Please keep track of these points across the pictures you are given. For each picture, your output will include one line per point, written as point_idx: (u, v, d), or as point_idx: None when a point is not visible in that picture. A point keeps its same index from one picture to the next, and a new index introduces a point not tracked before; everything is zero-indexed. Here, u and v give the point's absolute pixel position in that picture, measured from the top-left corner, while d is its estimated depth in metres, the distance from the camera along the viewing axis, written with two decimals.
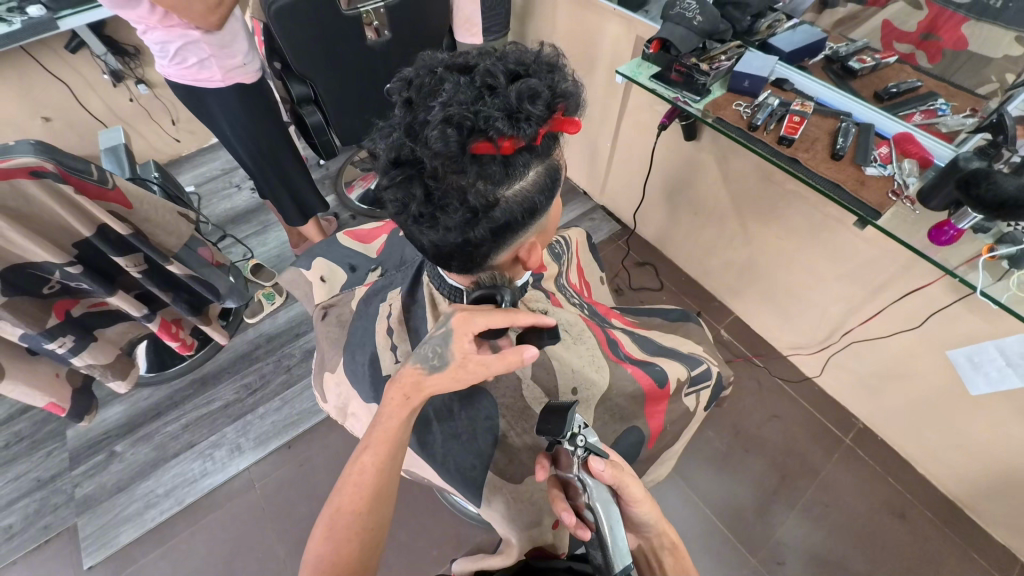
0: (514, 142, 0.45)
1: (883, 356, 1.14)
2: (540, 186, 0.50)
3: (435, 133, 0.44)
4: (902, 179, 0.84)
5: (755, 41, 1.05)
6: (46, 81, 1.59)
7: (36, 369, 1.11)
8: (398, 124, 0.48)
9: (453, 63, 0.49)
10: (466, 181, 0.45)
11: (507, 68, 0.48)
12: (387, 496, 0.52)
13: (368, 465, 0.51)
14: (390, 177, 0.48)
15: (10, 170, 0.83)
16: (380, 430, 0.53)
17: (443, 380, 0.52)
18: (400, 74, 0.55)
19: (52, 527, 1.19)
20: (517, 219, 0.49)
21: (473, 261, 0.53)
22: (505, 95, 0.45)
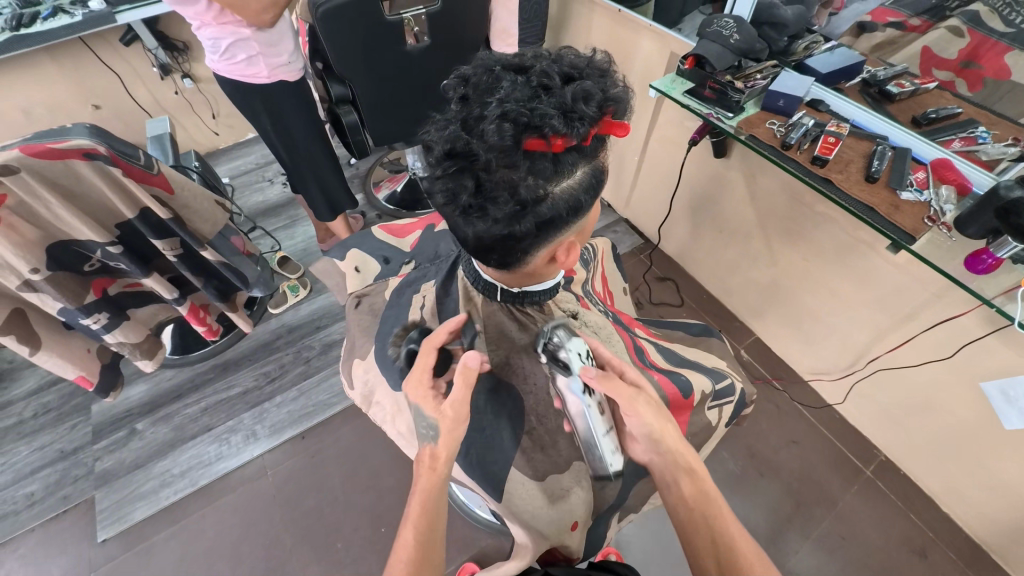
0: (566, 140, 0.47)
1: (909, 386, 1.11)
2: (586, 185, 0.51)
3: (491, 127, 0.45)
4: (938, 206, 0.83)
5: (789, 63, 1.06)
6: (100, 71, 1.67)
7: (70, 344, 1.15)
8: (453, 117, 0.50)
9: (509, 62, 0.51)
10: (518, 175, 0.46)
11: (562, 70, 0.50)
12: (429, 566, 0.52)
13: (408, 539, 0.53)
14: (442, 169, 0.49)
15: (65, 151, 0.88)
16: (415, 506, 0.55)
17: (449, 440, 0.57)
18: (455, 72, 0.56)
19: (70, 499, 1.22)
20: (562, 216, 0.50)
21: (513, 255, 0.53)
22: (560, 95, 0.47)
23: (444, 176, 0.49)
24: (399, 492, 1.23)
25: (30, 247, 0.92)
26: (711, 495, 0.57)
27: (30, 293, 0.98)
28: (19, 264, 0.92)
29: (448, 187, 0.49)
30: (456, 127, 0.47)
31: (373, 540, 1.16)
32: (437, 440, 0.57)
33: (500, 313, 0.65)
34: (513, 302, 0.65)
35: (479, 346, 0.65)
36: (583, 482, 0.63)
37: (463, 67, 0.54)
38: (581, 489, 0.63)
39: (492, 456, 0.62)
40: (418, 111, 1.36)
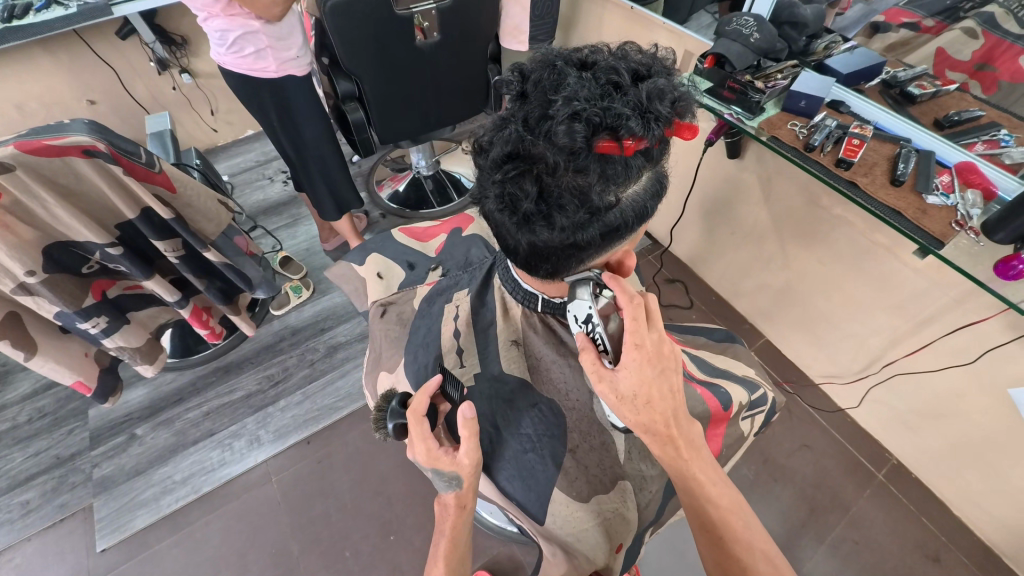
0: (640, 142, 0.44)
1: (925, 391, 1.10)
2: (651, 191, 0.49)
3: (562, 127, 0.43)
4: (965, 211, 0.81)
5: (810, 63, 1.04)
6: (96, 65, 1.62)
7: (67, 348, 1.11)
8: (512, 117, 0.47)
9: (573, 58, 0.49)
10: (587, 180, 0.44)
11: (630, 67, 0.48)
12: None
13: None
14: (500, 172, 0.47)
15: (64, 147, 0.84)
16: (443, 543, 0.54)
17: (470, 481, 0.54)
18: (509, 67, 0.54)
19: (68, 506, 1.19)
20: (628, 224, 0.48)
21: (568, 265, 0.51)
22: (634, 94, 0.45)
23: (504, 180, 0.46)
24: (407, 499, 1.20)
25: (27, 248, 0.88)
26: (719, 515, 0.51)
27: (25, 296, 0.94)
28: (14, 265, 0.87)
29: (507, 191, 0.46)
30: (518, 128, 0.45)
31: (382, 548, 1.13)
32: (460, 485, 0.53)
33: (538, 324, 0.63)
34: (552, 312, 0.63)
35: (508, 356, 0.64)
36: (627, 500, 0.61)
37: (520, 63, 0.52)
38: (621, 506, 0.61)
39: (530, 474, 0.59)
40: (426, 109, 1.33)
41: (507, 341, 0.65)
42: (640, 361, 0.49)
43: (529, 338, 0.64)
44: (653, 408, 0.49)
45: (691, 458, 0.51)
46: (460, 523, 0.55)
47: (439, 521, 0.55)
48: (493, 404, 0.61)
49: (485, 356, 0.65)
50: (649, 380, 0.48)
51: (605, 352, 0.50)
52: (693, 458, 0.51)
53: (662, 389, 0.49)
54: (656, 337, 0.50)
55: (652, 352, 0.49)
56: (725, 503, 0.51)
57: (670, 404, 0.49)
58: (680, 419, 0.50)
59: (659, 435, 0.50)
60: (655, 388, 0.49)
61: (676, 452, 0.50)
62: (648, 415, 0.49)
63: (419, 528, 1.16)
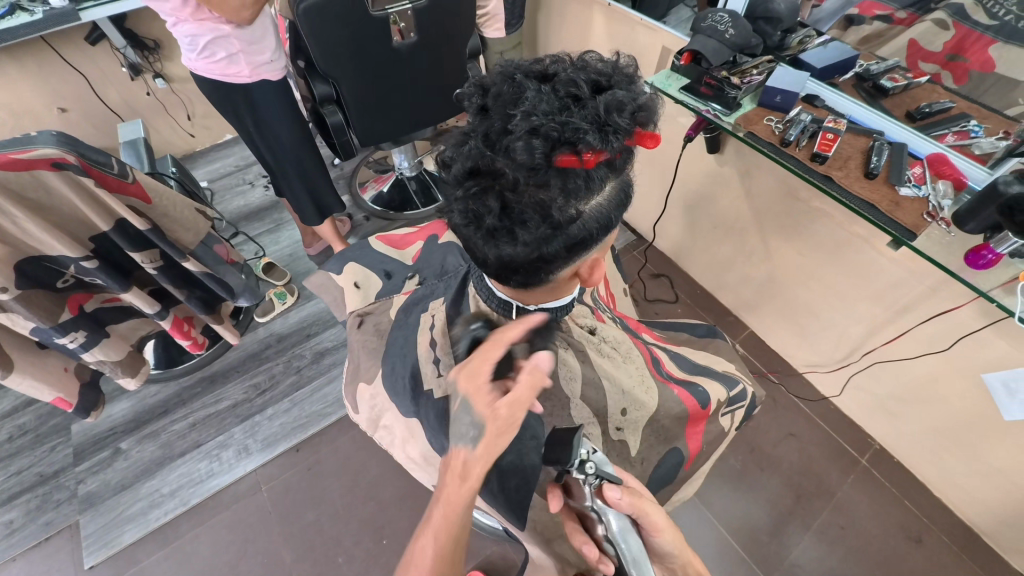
0: (599, 156, 0.44)
1: (904, 377, 1.13)
2: (616, 201, 0.49)
3: (520, 144, 0.43)
4: (936, 202, 0.83)
5: (785, 57, 1.04)
6: (66, 72, 1.58)
7: (45, 364, 1.09)
8: (473, 132, 0.48)
9: (533, 70, 0.48)
10: (548, 194, 0.44)
11: (589, 78, 0.48)
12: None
13: (425, 554, 0.46)
14: (463, 189, 0.47)
15: (32, 161, 0.82)
16: (436, 514, 0.48)
17: (489, 446, 0.49)
18: (470, 79, 0.54)
19: (53, 524, 1.17)
20: (593, 235, 0.48)
21: (535, 277, 0.51)
22: (592, 106, 0.45)
23: (466, 196, 0.47)
24: (400, 501, 1.20)
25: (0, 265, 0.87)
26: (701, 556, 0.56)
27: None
28: None
29: (471, 207, 0.47)
30: (479, 144, 0.45)
31: (375, 553, 1.14)
32: (478, 442, 0.49)
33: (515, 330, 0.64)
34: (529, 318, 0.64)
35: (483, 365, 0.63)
36: None
37: (481, 76, 0.51)
38: None
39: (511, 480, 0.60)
40: (406, 111, 1.32)
41: (483, 349, 0.64)
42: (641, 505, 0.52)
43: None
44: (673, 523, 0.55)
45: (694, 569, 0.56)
46: (465, 498, 0.49)
47: (440, 484, 0.50)
48: None
49: (463, 364, 0.65)
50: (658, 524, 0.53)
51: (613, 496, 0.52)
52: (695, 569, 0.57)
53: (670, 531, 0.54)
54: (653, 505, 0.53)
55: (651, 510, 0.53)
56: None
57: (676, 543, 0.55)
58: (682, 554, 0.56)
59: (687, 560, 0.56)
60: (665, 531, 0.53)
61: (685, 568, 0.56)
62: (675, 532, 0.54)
63: (412, 530, 1.16)
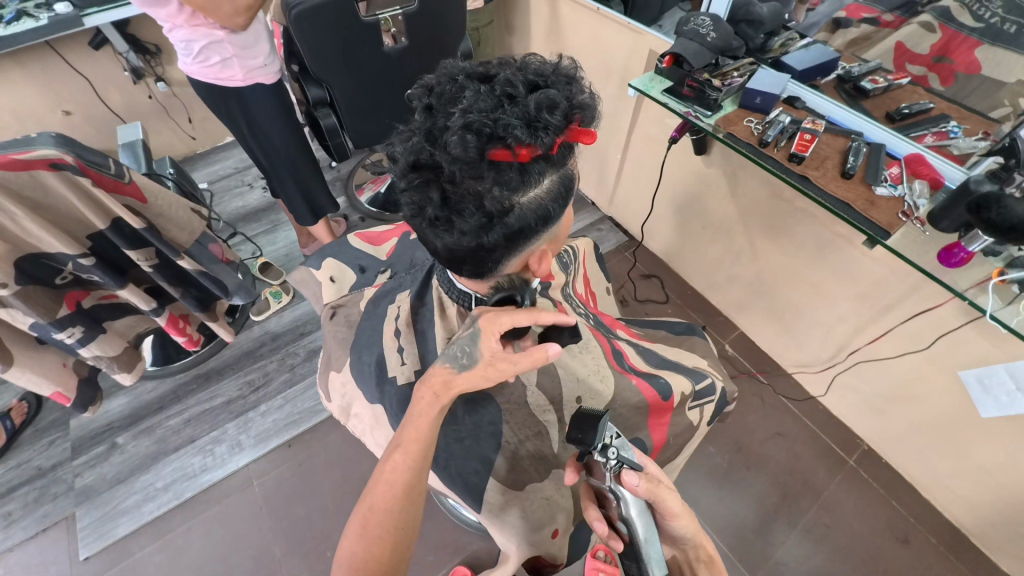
0: (532, 150, 0.46)
1: (889, 377, 1.13)
2: (555, 194, 0.51)
3: (454, 138, 0.45)
4: (911, 201, 0.84)
5: (766, 60, 1.06)
6: (69, 76, 1.62)
7: (44, 359, 1.12)
8: (417, 129, 0.50)
9: (474, 71, 0.50)
10: (483, 186, 0.46)
11: (527, 78, 0.49)
12: (413, 499, 0.50)
13: (397, 467, 0.51)
14: (408, 182, 0.49)
15: (31, 161, 0.85)
16: (410, 429, 0.52)
17: (473, 378, 0.52)
18: (420, 80, 0.56)
19: (50, 516, 1.20)
20: (532, 226, 0.50)
21: (483, 266, 0.54)
22: (524, 104, 0.47)
23: (411, 188, 0.49)
24: None
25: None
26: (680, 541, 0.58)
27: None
28: None
29: (415, 199, 0.49)
30: (420, 140, 0.47)
31: None
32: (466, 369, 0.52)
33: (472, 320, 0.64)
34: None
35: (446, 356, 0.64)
36: (562, 489, 0.65)
37: (428, 77, 0.54)
38: (561, 497, 0.65)
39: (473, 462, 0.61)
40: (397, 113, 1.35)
41: (445, 339, 0.65)
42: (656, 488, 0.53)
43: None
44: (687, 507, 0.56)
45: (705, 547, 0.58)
46: (437, 415, 0.53)
47: (414, 400, 0.54)
48: None
49: (427, 354, 0.66)
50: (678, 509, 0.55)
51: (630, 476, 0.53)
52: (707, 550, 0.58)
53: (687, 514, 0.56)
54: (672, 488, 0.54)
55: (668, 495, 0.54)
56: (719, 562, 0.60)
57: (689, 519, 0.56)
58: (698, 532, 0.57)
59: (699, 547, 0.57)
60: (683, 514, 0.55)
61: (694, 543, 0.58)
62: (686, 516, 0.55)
63: None
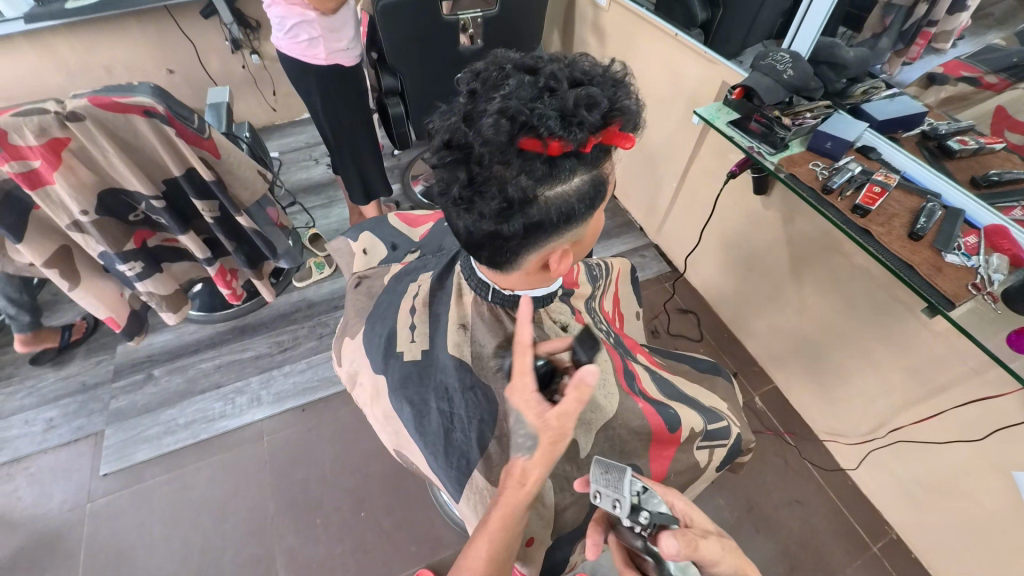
0: (562, 144, 0.46)
1: (930, 465, 1.02)
2: (583, 195, 0.51)
3: (488, 122, 0.45)
4: (985, 274, 0.76)
5: (845, 106, 1.00)
6: (179, 39, 1.79)
7: (106, 286, 1.22)
8: (457, 111, 0.51)
9: (523, 62, 0.51)
10: (509, 173, 0.46)
11: (572, 75, 0.50)
12: (502, 572, 0.50)
13: (479, 554, 0.49)
14: (439, 160, 0.50)
15: (128, 106, 0.93)
16: (494, 517, 0.50)
17: (546, 453, 0.51)
18: (472, 66, 0.57)
19: (83, 429, 1.30)
20: (553, 222, 0.50)
21: (499, 255, 0.54)
22: (564, 97, 0.47)
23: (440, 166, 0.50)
24: (383, 480, 1.23)
25: (84, 190, 0.99)
26: None
27: (77, 232, 1.05)
28: (71, 203, 0.99)
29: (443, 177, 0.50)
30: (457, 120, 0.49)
31: (351, 524, 1.16)
32: (536, 449, 0.51)
33: (487, 314, 0.64)
34: (501, 306, 0.64)
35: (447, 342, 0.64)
36: (546, 500, 0.64)
37: (478, 64, 0.55)
38: (541, 506, 0.64)
39: (458, 452, 0.60)
40: None
41: (457, 325, 0.65)
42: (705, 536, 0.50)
43: (477, 327, 0.64)
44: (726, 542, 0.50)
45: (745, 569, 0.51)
46: (522, 503, 0.51)
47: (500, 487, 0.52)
48: None
49: (435, 338, 0.65)
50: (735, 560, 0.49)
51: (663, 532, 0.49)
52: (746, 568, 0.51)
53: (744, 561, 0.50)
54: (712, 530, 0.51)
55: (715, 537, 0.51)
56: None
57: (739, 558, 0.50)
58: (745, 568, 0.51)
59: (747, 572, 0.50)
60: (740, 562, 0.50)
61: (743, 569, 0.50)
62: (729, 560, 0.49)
63: (389, 509, 1.19)
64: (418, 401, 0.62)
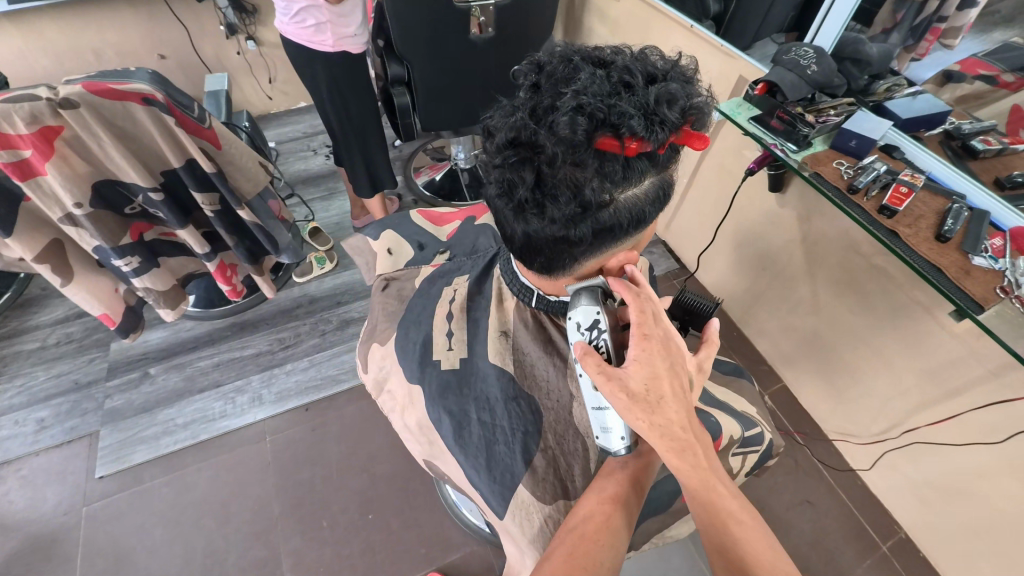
0: (641, 144, 0.48)
1: (943, 466, 1.02)
2: (652, 197, 0.53)
3: (564, 119, 0.46)
4: (1013, 277, 0.75)
5: (868, 103, 0.98)
6: (172, 23, 1.72)
7: (100, 281, 1.17)
8: (521, 106, 0.51)
9: (590, 56, 0.53)
10: (583, 174, 0.48)
11: (645, 71, 0.52)
12: (629, 516, 0.53)
13: (606, 493, 0.54)
14: (503, 158, 0.51)
15: (125, 93, 0.88)
16: (619, 463, 0.57)
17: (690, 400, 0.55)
18: (529, 58, 0.58)
19: (76, 430, 1.25)
20: (621, 225, 0.52)
21: (558, 257, 0.55)
22: (643, 95, 0.49)
23: (505, 165, 0.50)
24: (391, 480, 1.21)
25: (78, 181, 0.94)
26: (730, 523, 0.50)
27: (70, 225, 1.00)
28: (64, 195, 0.93)
29: (507, 176, 0.51)
30: (524, 116, 0.49)
31: (358, 525, 1.14)
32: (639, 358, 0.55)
33: (531, 319, 0.66)
34: (545, 310, 0.67)
35: (489, 349, 0.65)
36: None
37: (540, 57, 0.56)
38: None
39: (499, 466, 0.58)
40: (470, 101, 1.33)
41: (498, 332, 0.67)
42: (646, 354, 0.51)
43: (519, 332, 0.66)
44: (658, 397, 0.50)
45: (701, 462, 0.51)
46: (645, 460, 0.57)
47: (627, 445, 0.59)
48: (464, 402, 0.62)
49: (474, 344, 0.66)
50: (655, 375, 0.50)
51: (608, 355, 0.53)
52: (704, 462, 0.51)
53: (666, 383, 0.51)
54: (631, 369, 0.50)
55: (636, 384, 0.50)
56: (738, 507, 0.51)
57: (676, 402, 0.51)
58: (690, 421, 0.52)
59: (676, 439, 0.50)
60: (661, 383, 0.51)
61: (694, 457, 0.51)
62: (641, 411, 0.49)
63: (397, 511, 1.16)
64: (457, 411, 0.61)
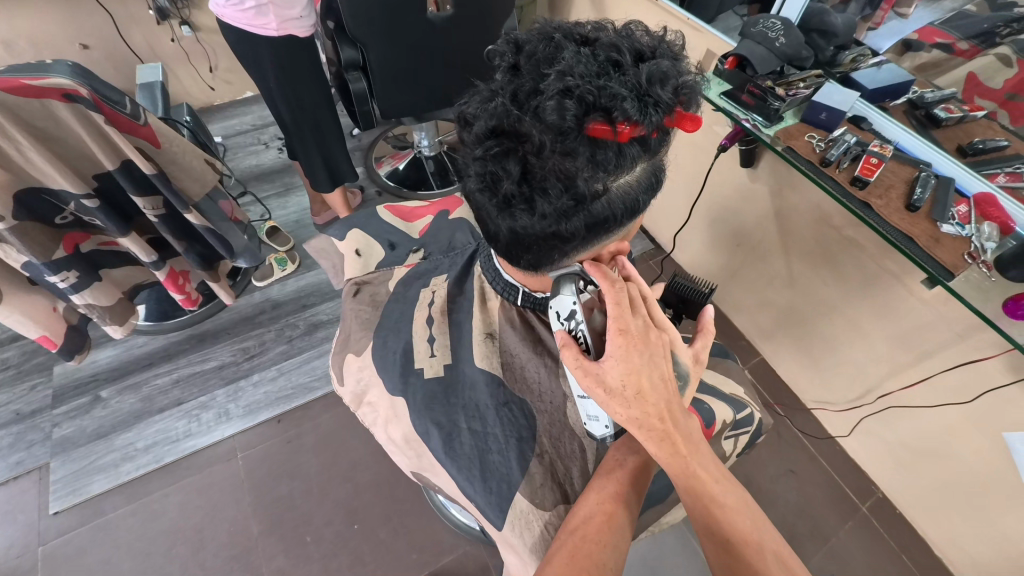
0: (635, 129, 0.45)
1: (914, 426, 1.07)
2: (646, 184, 0.50)
3: (551, 103, 0.43)
4: (978, 243, 0.75)
5: (835, 74, 0.97)
6: (92, 9, 1.55)
7: (34, 301, 1.06)
8: (500, 90, 0.48)
9: (573, 33, 0.50)
10: (575, 163, 0.44)
11: (633, 48, 0.49)
12: (630, 514, 0.51)
13: (607, 492, 0.52)
14: (484, 148, 0.47)
15: (42, 89, 0.78)
16: (614, 457, 0.55)
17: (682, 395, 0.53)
18: (505, 36, 0.54)
19: (23, 464, 1.15)
20: (615, 216, 0.49)
21: (548, 253, 0.52)
22: (634, 75, 0.46)
23: (487, 156, 0.47)
24: (376, 487, 1.16)
25: None
26: (725, 516, 0.48)
27: None
28: None
29: (490, 168, 0.47)
30: (506, 102, 0.46)
31: (345, 537, 1.10)
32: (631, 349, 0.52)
33: (518, 319, 0.64)
34: (532, 308, 0.64)
35: (477, 352, 0.63)
36: None
37: (517, 35, 0.52)
38: None
39: (493, 475, 0.56)
40: (432, 84, 1.26)
41: (483, 334, 0.64)
42: (625, 349, 0.48)
43: (507, 334, 0.63)
44: (640, 390, 0.47)
45: (690, 455, 0.49)
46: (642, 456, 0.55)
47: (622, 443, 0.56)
48: (451, 411, 0.59)
49: (459, 349, 0.64)
50: (635, 369, 0.47)
51: (587, 348, 0.50)
52: (693, 454, 0.49)
53: (651, 378, 0.48)
54: (609, 366, 0.48)
55: (617, 379, 0.47)
56: (730, 502, 0.49)
57: (661, 397, 0.48)
58: (675, 413, 0.49)
59: (654, 429, 0.48)
60: (642, 377, 0.48)
61: (674, 448, 0.48)
62: (624, 404, 0.47)
63: (385, 518, 1.12)
64: (446, 422, 0.58)
